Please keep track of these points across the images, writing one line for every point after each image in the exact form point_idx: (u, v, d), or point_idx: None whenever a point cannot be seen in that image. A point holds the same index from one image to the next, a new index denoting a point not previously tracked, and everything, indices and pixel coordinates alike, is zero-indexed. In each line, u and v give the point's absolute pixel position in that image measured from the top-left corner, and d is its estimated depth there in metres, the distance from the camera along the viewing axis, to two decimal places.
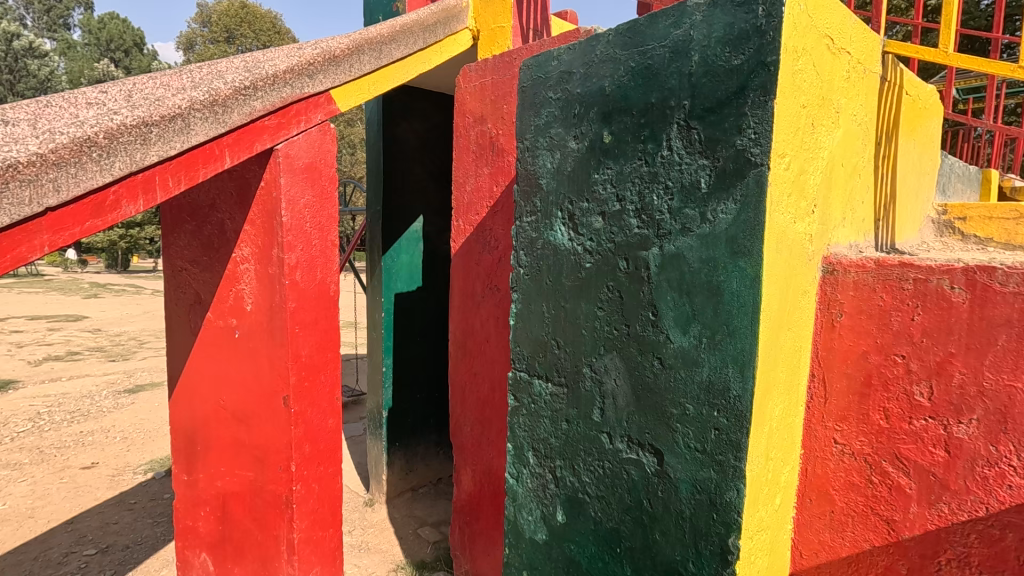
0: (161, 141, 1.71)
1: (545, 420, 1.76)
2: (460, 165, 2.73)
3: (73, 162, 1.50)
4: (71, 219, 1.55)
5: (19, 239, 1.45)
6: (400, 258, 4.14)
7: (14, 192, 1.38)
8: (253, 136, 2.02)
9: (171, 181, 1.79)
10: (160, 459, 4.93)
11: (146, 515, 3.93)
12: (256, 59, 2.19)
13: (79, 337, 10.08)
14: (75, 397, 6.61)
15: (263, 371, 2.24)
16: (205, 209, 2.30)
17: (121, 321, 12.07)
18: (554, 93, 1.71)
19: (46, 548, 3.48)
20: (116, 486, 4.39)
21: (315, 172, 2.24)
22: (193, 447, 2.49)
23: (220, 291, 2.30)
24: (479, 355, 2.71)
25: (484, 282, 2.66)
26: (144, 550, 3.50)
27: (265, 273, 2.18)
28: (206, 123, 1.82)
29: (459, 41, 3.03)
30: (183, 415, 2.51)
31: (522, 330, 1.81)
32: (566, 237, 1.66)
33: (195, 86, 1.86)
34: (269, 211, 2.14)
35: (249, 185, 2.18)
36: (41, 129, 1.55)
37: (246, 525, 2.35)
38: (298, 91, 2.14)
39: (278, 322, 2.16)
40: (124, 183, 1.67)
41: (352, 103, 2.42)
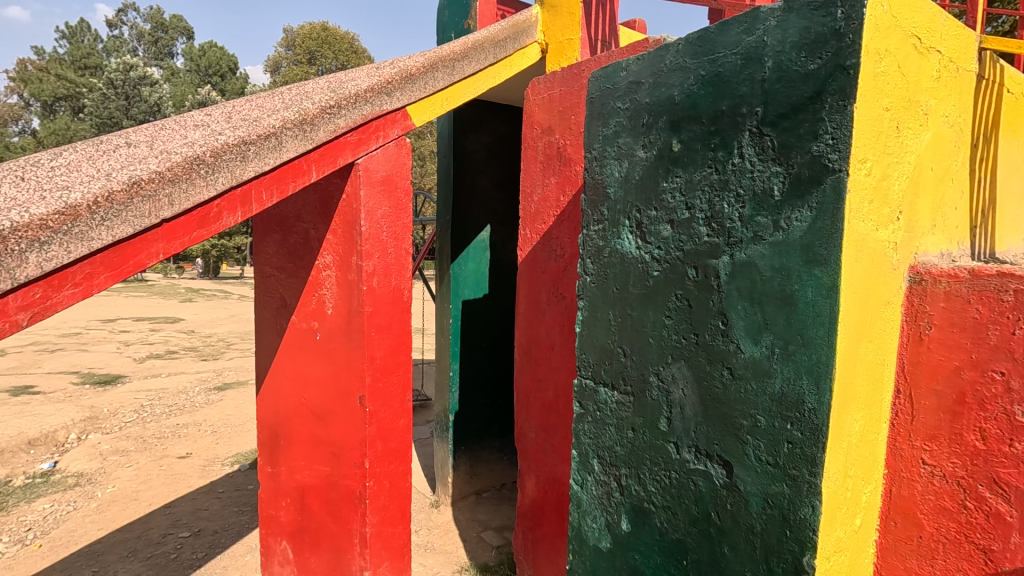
0: (258, 158, 1.87)
1: (610, 428, 1.76)
2: (528, 176, 2.78)
3: (185, 178, 1.67)
4: (181, 230, 1.74)
5: (140, 246, 1.63)
6: (468, 266, 4.25)
7: (138, 206, 1.56)
8: (336, 152, 2.17)
9: (266, 194, 1.96)
10: (244, 452, 5.30)
11: (232, 504, 4.23)
12: (339, 80, 2.35)
13: (177, 338, 11.05)
14: (173, 392, 7.24)
15: (341, 371, 2.38)
16: (291, 220, 2.48)
17: (212, 324, 13.12)
18: (622, 103, 1.73)
19: (147, 529, 3.83)
20: (207, 475, 4.76)
21: (391, 184, 2.37)
22: (277, 441, 2.66)
23: (303, 295, 2.47)
24: (544, 362, 2.74)
25: (550, 290, 2.69)
26: (231, 536, 3.77)
27: (344, 279, 2.32)
28: (296, 141, 1.98)
29: (528, 55, 3.10)
30: (268, 410, 2.70)
31: (588, 337, 1.83)
32: (633, 246, 1.67)
33: (287, 107, 2.03)
34: (350, 221, 2.28)
35: (331, 197, 2.33)
36: (158, 150, 1.75)
37: (323, 517, 2.49)
38: (377, 108, 2.27)
39: (355, 324, 2.30)
40: (225, 197, 1.84)
41: (426, 118, 2.54)
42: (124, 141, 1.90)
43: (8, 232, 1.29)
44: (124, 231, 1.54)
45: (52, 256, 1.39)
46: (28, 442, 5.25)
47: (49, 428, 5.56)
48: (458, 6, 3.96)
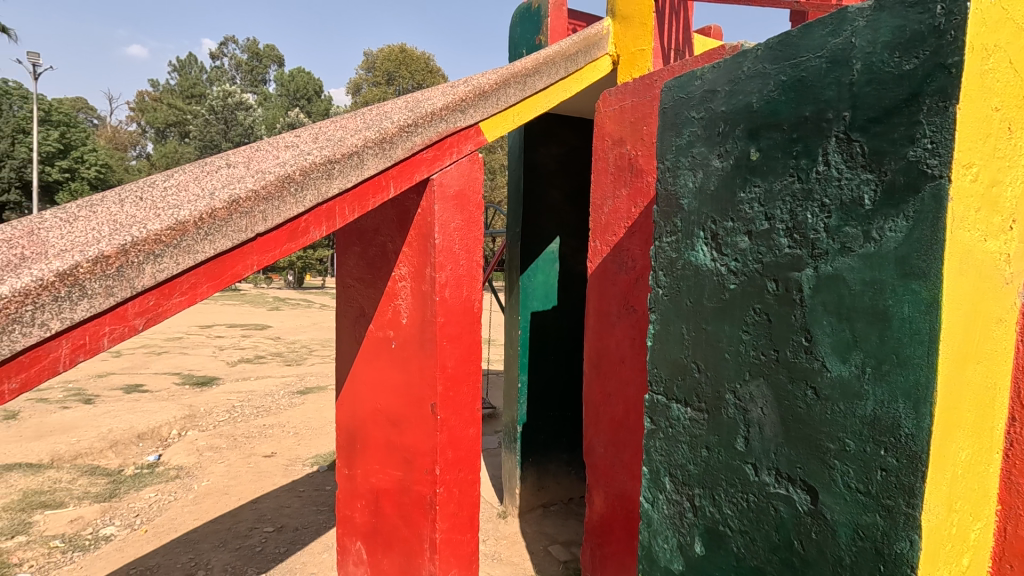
0: (341, 175, 1.98)
1: (683, 446, 1.71)
2: (598, 188, 2.77)
3: (277, 196, 1.80)
4: (273, 243, 1.87)
5: (237, 259, 1.78)
6: (537, 278, 4.28)
7: (237, 222, 1.70)
8: (413, 168, 2.27)
9: (349, 210, 2.07)
10: (323, 454, 5.57)
11: (311, 503, 4.46)
12: (417, 99, 2.46)
13: (265, 343, 11.84)
14: (260, 394, 7.75)
15: (414, 379, 2.46)
16: (370, 233, 2.60)
17: (296, 330, 13.96)
18: (696, 112, 1.69)
19: (236, 522, 4.11)
20: (289, 474, 5.05)
21: (464, 198, 2.44)
22: (353, 444, 2.77)
23: (380, 305, 2.58)
24: (614, 376, 2.70)
25: (620, 302, 2.66)
26: (310, 533, 3.97)
27: (418, 290, 2.41)
28: (377, 158, 2.08)
29: (599, 67, 3.10)
30: (346, 414, 2.81)
31: (660, 351, 1.79)
32: (708, 258, 1.62)
33: (369, 127, 2.15)
34: (424, 234, 2.37)
35: (407, 212, 2.43)
36: (254, 170, 1.90)
37: (395, 520, 2.57)
38: (451, 125, 2.35)
39: (428, 334, 2.37)
40: (312, 213, 1.97)
41: (497, 133, 2.60)
42: (226, 163, 2.08)
43: (129, 246, 1.45)
44: (224, 245, 1.68)
45: (164, 267, 1.54)
46: (137, 435, 5.79)
47: (155, 423, 6.11)
48: (530, 23, 4.03)
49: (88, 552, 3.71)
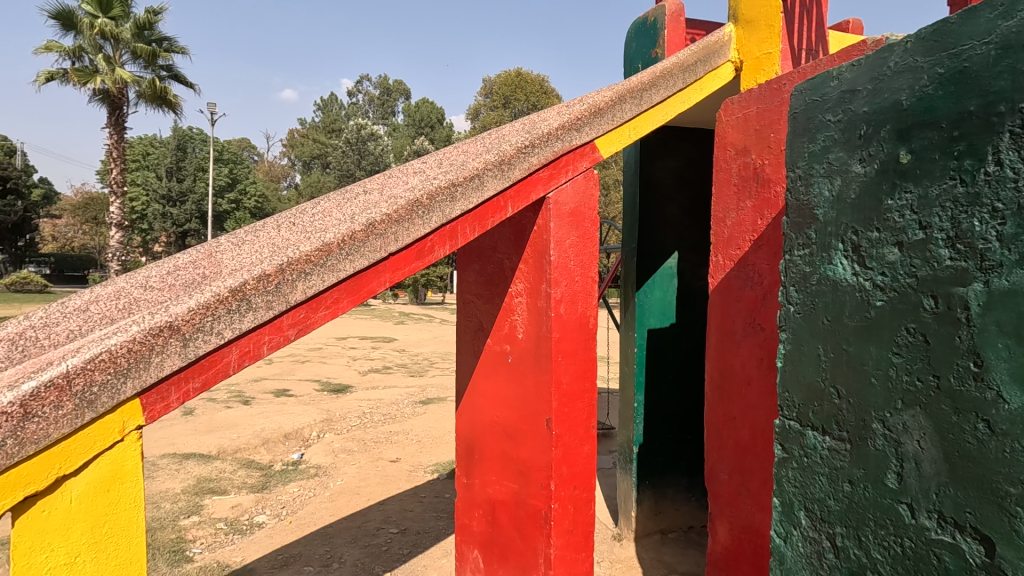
0: (464, 197, 2.09)
1: (821, 478, 1.56)
2: (720, 200, 2.65)
3: (407, 219, 1.95)
4: (403, 262, 2.02)
5: (373, 276, 1.94)
6: (654, 294, 4.16)
7: (373, 243, 1.87)
8: (530, 188, 2.34)
9: (470, 229, 2.18)
10: (442, 463, 5.82)
11: (432, 509, 4.67)
12: (533, 121, 2.54)
13: (391, 355, 12.72)
14: (387, 402, 8.32)
15: (529, 394, 2.49)
16: (488, 251, 2.67)
17: (419, 344, 14.82)
18: (833, 115, 1.57)
19: (365, 520, 4.42)
20: (412, 480, 5.34)
21: (579, 215, 2.47)
22: (471, 455, 2.82)
23: (498, 320, 2.63)
24: (738, 398, 2.53)
25: (745, 320, 2.50)
26: (430, 538, 4.15)
27: (534, 306, 2.45)
28: (496, 180, 2.18)
29: (720, 75, 2.99)
30: (464, 425, 2.87)
31: (791, 373, 1.65)
32: (848, 272, 1.48)
33: (489, 150, 2.25)
34: (540, 251, 2.41)
35: (524, 229, 2.49)
36: (387, 196, 2.07)
37: (511, 533, 2.60)
38: (567, 144, 2.40)
39: (544, 349, 2.40)
40: (437, 233, 2.10)
41: (613, 149, 2.61)
42: (363, 190, 2.29)
43: (285, 265, 1.65)
44: (361, 263, 1.85)
45: (313, 284, 1.73)
46: (285, 434, 6.48)
47: (299, 425, 6.80)
48: (646, 37, 3.99)
49: (244, 536, 4.20)
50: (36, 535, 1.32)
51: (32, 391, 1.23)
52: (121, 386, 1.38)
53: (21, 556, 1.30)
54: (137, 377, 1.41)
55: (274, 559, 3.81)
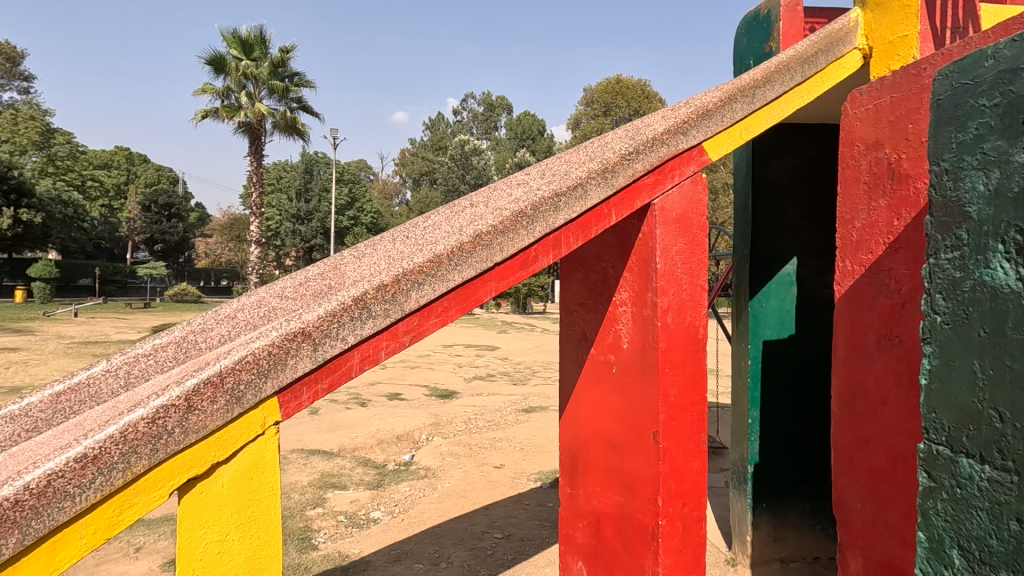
0: (567, 207, 2.11)
1: (980, 513, 1.35)
2: (847, 200, 2.42)
3: (511, 229, 2.00)
4: (508, 271, 2.07)
5: (480, 285, 2.01)
6: (769, 303, 3.89)
7: (479, 253, 1.93)
8: (635, 195, 2.30)
9: (573, 238, 2.19)
10: (545, 471, 5.84)
11: (535, 517, 4.69)
12: (637, 126, 2.50)
13: (495, 363, 13.03)
14: (491, 409, 8.52)
15: (634, 405, 2.42)
16: (591, 259, 2.63)
17: (521, 352, 15.04)
18: (988, 99, 1.39)
19: (471, 524, 4.54)
20: (516, 487, 5.41)
21: (687, 221, 2.39)
22: (575, 463, 2.76)
23: (601, 329, 2.57)
24: (872, 419, 2.28)
25: (879, 332, 2.26)
26: (534, 546, 4.17)
27: (639, 315, 2.38)
28: (600, 188, 2.17)
29: (845, 65, 2.75)
30: (567, 434, 2.82)
31: (939, 392, 1.47)
32: (1010, 276, 1.29)
33: (593, 158, 2.25)
34: (645, 259, 2.35)
35: (628, 237, 2.44)
36: (493, 208, 2.13)
37: (616, 547, 2.52)
38: (673, 148, 2.34)
39: (650, 359, 2.33)
40: (541, 243, 2.13)
41: (723, 151, 2.50)
42: (469, 203, 2.38)
43: (401, 276, 1.76)
44: (468, 273, 1.92)
45: (425, 293, 1.83)
46: (397, 436, 6.86)
47: (410, 427, 7.17)
48: (758, 31, 3.78)
49: (362, 530, 4.50)
50: (197, 513, 1.50)
51: (194, 386, 1.43)
52: (262, 385, 1.55)
53: (185, 530, 1.49)
54: (276, 376, 1.57)
55: (388, 554, 4.04)
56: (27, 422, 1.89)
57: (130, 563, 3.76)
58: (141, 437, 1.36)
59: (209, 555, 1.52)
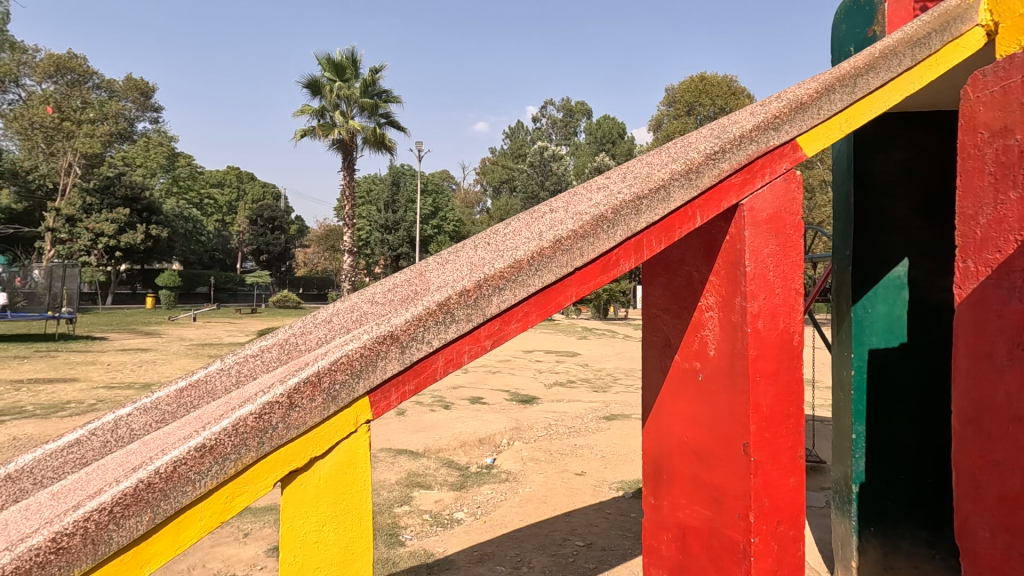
0: (649, 210, 2.06)
1: None
2: (968, 194, 2.19)
3: (592, 234, 1.98)
4: (589, 276, 2.06)
5: (560, 290, 2.01)
6: (875, 309, 3.55)
7: (560, 259, 1.93)
8: (721, 195, 2.21)
9: (656, 241, 2.13)
10: (628, 481, 5.70)
11: (617, 527, 4.59)
12: (724, 124, 2.40)
13: (575, 370, 12.94)
14: (572, 416, 8.46)
15: (723, 415, 2.29)
16: (675, 263, 2.50)
17: (602, 359, 14.83)
18: None
19: (552, 530, 4.52)
20: (598, 495, 5.33)
21: (779, 221, 2.26)
22: (658, 474, 2.60)
23: (686, 335, 2.42)
24: (1003, 438, 2.03)
25: (1010, 341, 2.01)
26: (616, 556, 4.07)
27: (727, 320, 2.26)
28: (683, 189, 2.10)
29: (964, 45, 2.49)
30: (650, 442, 2.66)
31: None
32: None
33: (675, 159, 2.19)
34: (733, 262, 2.24)
35: (715, 240, 2.34)
36: (573, 212, 2.13)
37: (703, 563, 2.38)
38: (763, 145, 2.23)
39: (740, 367, 2.21)
40: (622, 247, 2.09)
41: (819, 146, 2.35)
42: (549, 208, 2.39)
43: (483, 281, 1.80)
44: (548, 278, 1.93)
45: (506, 299, 1.86)
46: (479, 439, 6.99)
47: (492, 431, 7.29)
48: (859, 16, 3.51)
49: (446, 529, 4.62)
50: (297, 503, 1.61)
51: (296, 385, 1.54)
52: (355, 385, 1.65)
53: (287, 519, 1.60)
54: (367, 377, 1.66)
55: (471, 554, 4.11)
56: (155, 414, 2.13)
57: (239, 547, 4.09)
58: (250, 430, 1.48)
59: (307, 543, 1.62)
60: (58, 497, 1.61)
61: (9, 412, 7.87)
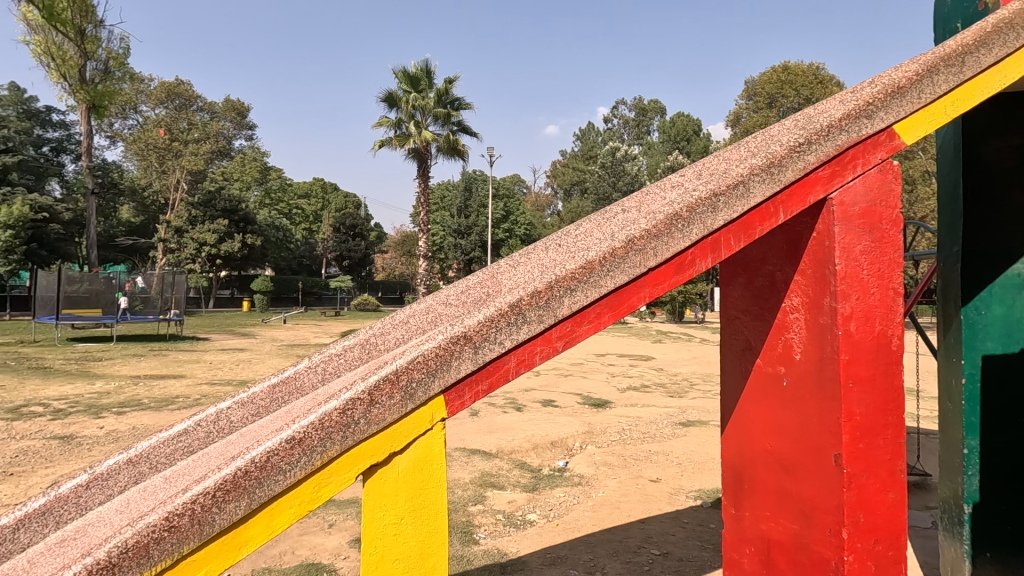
0: (727, 207, 1.98)
1: None
2: None
3: (666, 233, 1.93)
4: (663, 277, 2.00)
5: (633, 291, 1.97)
6: (991, 310, 3.22)
7: (632, 259, 1.90)
8: (807, 189, 2.09)
9: (734, 240, 2.04)
10: (706, 490, 5.49)
11: (695, 537, 4.42)
12: (809, 114, 2.27)
13: (649, 374, 12.63)
14: (646, 421, 8.26)
15: (810, 423, 2.14)
16: (756, 262, 2.38)
17: (678, 363, 14.38)
18: None
19: (626, 536, 4.43)
20: (674, 503, 5.16)
21: (873, 216, 2.10)
22: (740, 483, 2.48)
23: (768, 338, 2.30)
24: None
25: None
26: (695, 567, 3.92)
27: (815, 323, 2.12)
28: (764, 185, 2.00)
29: None
30: (730, 450, 2.55)
31: None
32: None
33: (755, 154, 2.09)
34: (821, 260, 2.10)
35: (800, 238, 2.20)
36: (646, 212, 2.08)
37: None
38: (854, 135, 2.09)
39: (829, 373, 2.06)
40: (698, 246, 2.02)
41: (919, 133, 2.17)
42: (621, 208, 2.36)
43: (554, 282, 1.80)
44: (621, 279, 1.89)
45: (577, 300, 1.85)
46: (551, 442, 6.99)
47: (564, 434, 7.26)
48: None
49: (519, 530, 4.65)
50: (377, 496, 1.68)
51: (375, 383, 1.62)
52: (431, 383, 1.70)
53: (368, 511, 1.67)
54: (442, 376, 1.71)
55: (544, 557, 4.11)
56: (251, 407, 2.31)
57: (325, 536, 4.33)
58: (335, 425, 1.57)
59: (387, 535, 1.69)
60: (170, 481, 1.78)
61: (129, 404, 8.78)
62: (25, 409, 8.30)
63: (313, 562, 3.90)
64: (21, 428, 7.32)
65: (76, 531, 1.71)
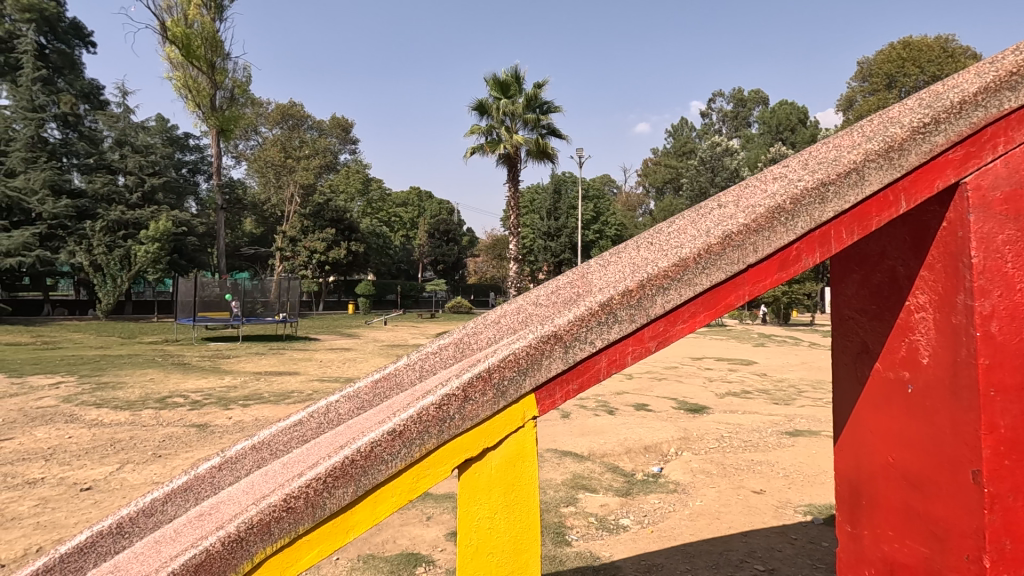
0: (837, 197, 1.83)
1: None
2: None
3: (767, 228, 1.82)
4: (764, 273, 1.88)
5: (731, 289, 1.87)
6: None
7: (730, 255, 1.81)
8: (935, 173, 1.87)
9: (847, 232, 1.88)
10: (818, 505, 5.08)
11: (806, 555, 4.09)
12: (935, 90, 2.05)
13: (751, 379, 11.92)
14: (749, 429, 7.79)
15: (941, 435, 1.90)
16: (873, 257, 2.18)
17: (783, 368, 13.46)
18: None
19: (727, 549, 4.20)
20: (781, 517, 4.82)
21: (1019, 201, 1.85)
22: (858, 499, 2.27)
23: (890, 341, 2.09)
24: None
25: None
26: None
27: (946, 323, 1.89)
28: (881, 171, 1.83)
29: None
30: (847, 463, 2.34)
31: None
32: None
33: (870, 138, 1.91)
34: (953, 253, 1.87)
35: (926, 229, 1.98)
36: (744, 206, 1.97)
37: None
38: (993, 111, 1.86)
39: (965, 379, 1.82)
40: (804, 240, 1.88)
41: None
42: (717, 204, 2.25)
43: (646, 281, 1.76)
44: (719, 276, 1.81)
45: (671, 299, 1.79)
46: (645, 447, 6.80)
47: (658, 440, 7.03)
48: None
49: (612, 534, 4.56)
50: (472, 490, 1.72)
51: (469, 380, 1.67)
52: (523, 381, 1.73)
53: (463, 504, 1.72)
54: (534, 374, 1.73)
55: (639, 563, 4.01)
56: (357, 401, 2.47)
57: (423, 528, 4.52)
58: (431, 419, 1.65)
59: (481, 529, 1.72)
60: (287, 467, 1.95)
61: (253, 398, 9.72)
62: (170, 400, 9.46)
63: (412, 552, 4.08)
64: (167, 417, 8.35)
65: (211, 507, 1.93)
